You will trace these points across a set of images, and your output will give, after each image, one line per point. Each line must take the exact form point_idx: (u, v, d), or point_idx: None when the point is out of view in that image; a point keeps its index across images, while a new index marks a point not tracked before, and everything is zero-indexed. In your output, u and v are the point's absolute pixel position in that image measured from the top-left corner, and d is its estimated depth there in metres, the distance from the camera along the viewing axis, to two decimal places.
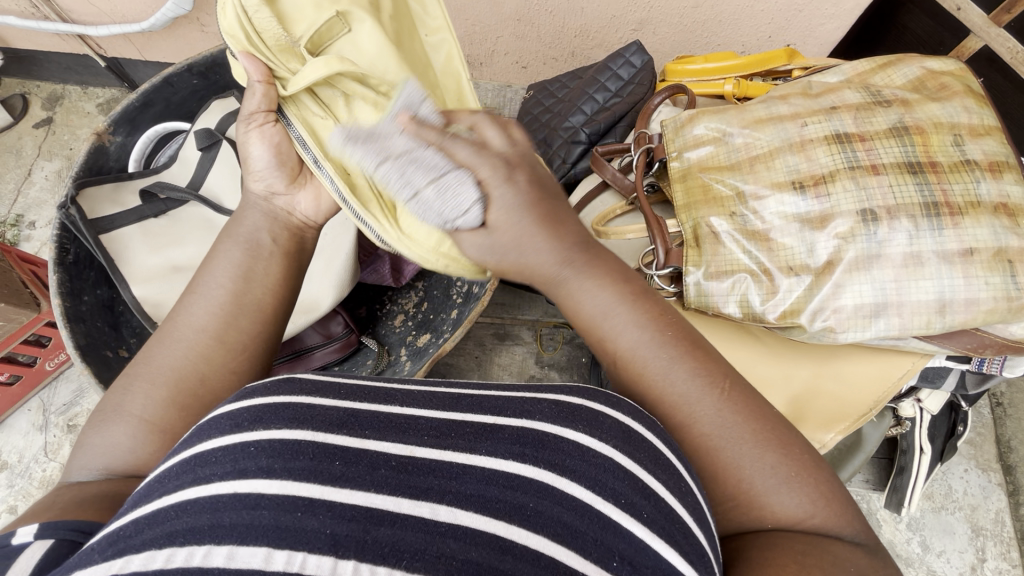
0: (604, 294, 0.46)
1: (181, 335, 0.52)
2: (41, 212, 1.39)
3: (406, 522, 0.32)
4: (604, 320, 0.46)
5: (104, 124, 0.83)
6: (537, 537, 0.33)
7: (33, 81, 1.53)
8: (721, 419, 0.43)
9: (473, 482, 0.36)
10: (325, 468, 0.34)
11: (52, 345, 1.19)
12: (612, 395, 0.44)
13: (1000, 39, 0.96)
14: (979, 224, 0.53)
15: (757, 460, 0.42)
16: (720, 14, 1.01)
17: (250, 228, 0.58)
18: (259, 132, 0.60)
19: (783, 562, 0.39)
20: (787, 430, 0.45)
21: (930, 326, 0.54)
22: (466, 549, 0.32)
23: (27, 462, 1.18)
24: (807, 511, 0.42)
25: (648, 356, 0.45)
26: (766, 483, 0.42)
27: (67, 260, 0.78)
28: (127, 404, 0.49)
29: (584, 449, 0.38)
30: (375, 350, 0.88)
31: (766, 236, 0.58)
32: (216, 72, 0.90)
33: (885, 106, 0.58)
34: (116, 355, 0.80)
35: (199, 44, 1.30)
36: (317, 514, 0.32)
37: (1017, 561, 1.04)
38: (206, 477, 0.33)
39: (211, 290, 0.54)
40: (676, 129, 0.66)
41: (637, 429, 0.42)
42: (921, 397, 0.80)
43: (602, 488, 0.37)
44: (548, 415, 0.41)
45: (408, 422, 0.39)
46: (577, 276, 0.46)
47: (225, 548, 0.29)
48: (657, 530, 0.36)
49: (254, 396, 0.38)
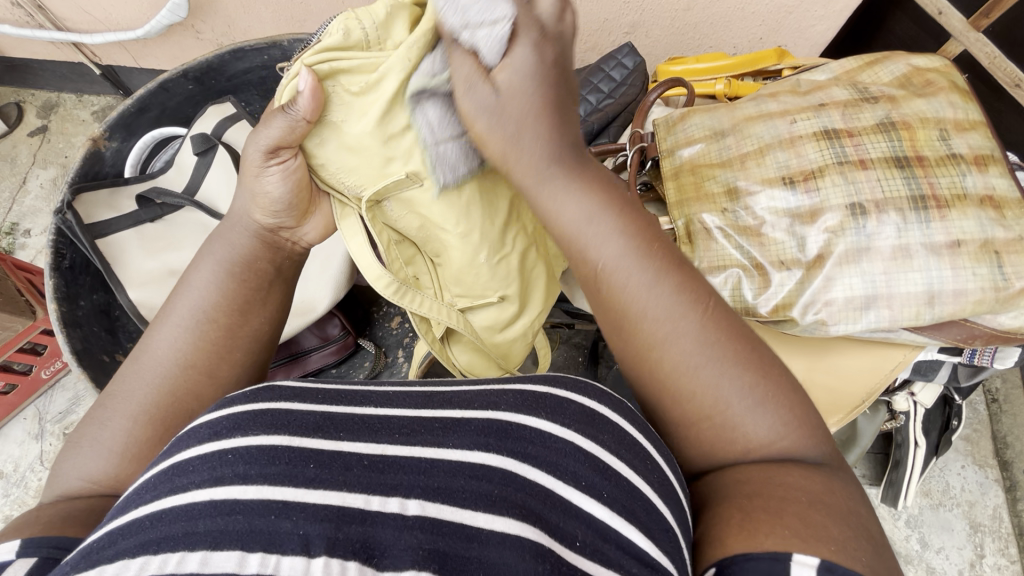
0: (582, 201, 0.43)
1: (162, 366, 0.49)
2: (36, 220, 1.39)
3: (376, 519, 0.33)
4: (582, 227, 0.43)
5: (100, 130, 0.84)
6: (503, 521, 0.34)
7: (28, 90, 1.54)
8: (699, 339, 0.42)
9: (441, 475, 0.36)
10: (300, 471, 0.35)
11: (48, 353, 1.19)
12: (580, 381, 0.46)
13: (979, 44, 0.97)
14: (966, 216, 0.53)
15: (729, 383, 0.42)
16: (711, 17, 1.02)
17: (238, 253, 0.53)
18: (282, 169, 0.52)
19: (727, 516, 0.39)
20: (765, 355, 0.44)
21: (918, 317, 0.54)
22: (433, 539, 0.33)
23: (23, 471, 1.17)
24: (778, 433, 0.41)
25: (629, 269, 0.43)
26: (740, 404, 0.42)
27: (62, 265, 0.77)
28: (105, 436, 0.47)
29: (544, 435, 0.40)
30: (371, 352, 0.89)
31: (758, 231, 0.59)
32: (211, 77, 0.89)
33: (872, 103, 0.59)
34: (113, 360, 0.81)
35: (194, 51, 1.30)
36: (290, 516, 0.32)
37: (1015, 556, 1.04)
38: (182, 486, 0.34)
39: (189, 318, 0.50)
40: (669, 127, 0.68)
41: (603, 414, 0.43)
42: (914, 390, 0.79)
43: (563, 472, 0.38)
44: (512, 404, 0.41)
45: (380, 421, 0.40)
46: (556, 178, 0.43)
47: (199, 555, 0.30)
48: (618, 509, 0.38)
49: (233, 405, 0.39)
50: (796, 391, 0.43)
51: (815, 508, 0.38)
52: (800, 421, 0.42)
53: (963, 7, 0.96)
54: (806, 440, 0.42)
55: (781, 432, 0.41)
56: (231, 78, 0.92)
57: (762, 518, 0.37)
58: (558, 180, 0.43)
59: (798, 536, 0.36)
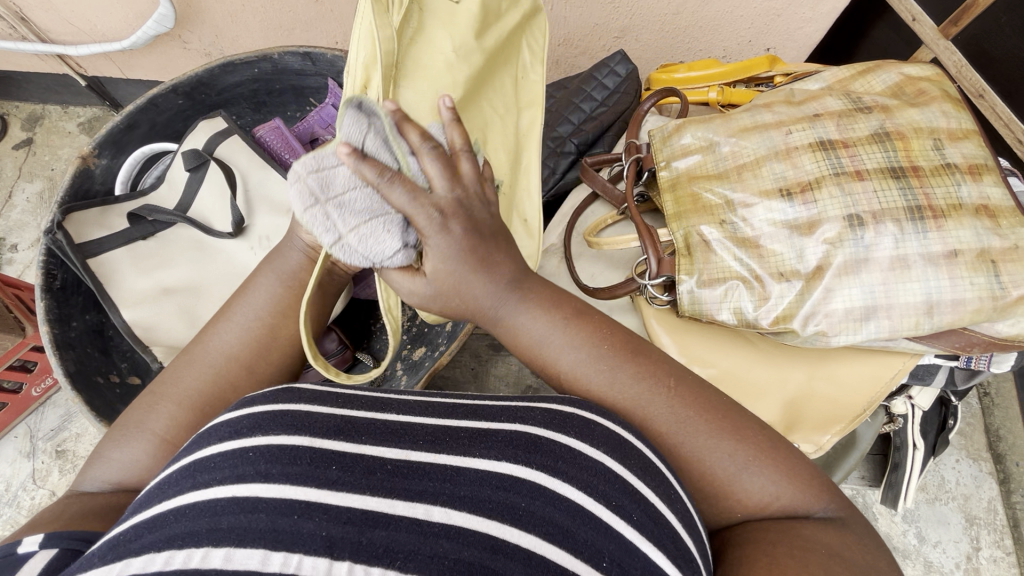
0: (541, 319, 0.49)
1: (210, 359, 0.52)
2: (23, 235, 1.37)
3: (399, 524, 0.33)
4: (545, 342, 0.49)
5: (89, 148, 0.82)
6: (530, 537, 0.34)
7: (11, 102, 1.51)
8: (674, 416, 0.46)
9: (466, 483, 0.36)
10: (323, 473, 0.35)
11: (38, 369, 1.17)
12: (605, 407, 0.46)
13: (947, 53, 0.95)
14: (962, 226, 0.54)
15: (716, 450, 0.45)
16: (700, 21, 1.03)
17: (292, 266, 0.57)
18: None
19: (751, 559, 0.40)
20: (739, 416, 0.46)
21: (918, 327, 0.55)
22: (458, 549, 0.32)
23: (15, 489, 1.15)
24: (772, 492, 0.44)
25: (591, 372, 0.47)
26: (728, 469, 0.44)
27: (54, 286, 0.77)
28: (150, 420, 0.50)
29: (575, 453, 0.39)
30: (370, 365, 0.88)
31: (757, 243, 0.59)
32: (201, 92, 0.88)
33: (866, 113, 0.60)
34: (108, 380, 0.79)
35: (182, 61, 1.28)
36: (313, 517, 0.32)
37: (1010, 548, 1.06)
38: (205, 483, 0.34)
39: (245, 318, 0.54)
40: (664, 138, 0.68)
41: (629, 439, 0.43)
42: (912, 394, 0.81)
43: (593, 490, 0.37)
44: (541, 420, 0.41)
45: (404, 428, 0.40)
46: (516, 304, 0.49)
47: (223, 550, 0.29)
48: (647, 534, 0.37)
49: (255, 406, 0.39)
50: (777, 441, 0.46)
51: (836, 560, 0.40)
52: (795, 477, 0.44)
53: (935, 15, 0.96)
54: (800, 489, 0.44)
55: (784, 485, 0.44)
56: (222, 92, 0.91)
57: (788, 564, 0.39)
58: (513, 304, 0.49)
59: None
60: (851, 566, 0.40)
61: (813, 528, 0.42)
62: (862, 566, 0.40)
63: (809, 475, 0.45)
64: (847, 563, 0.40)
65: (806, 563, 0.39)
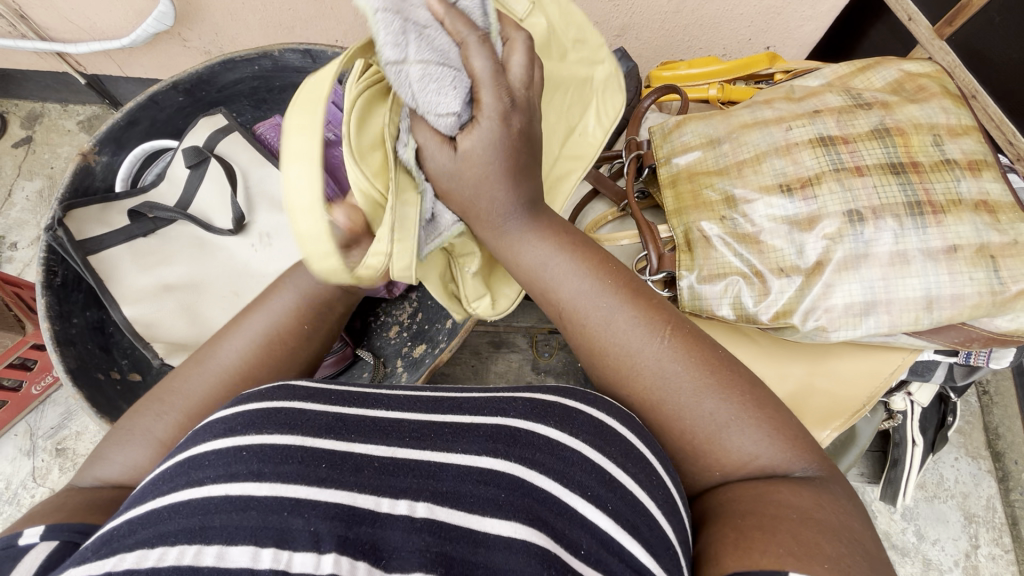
0: (541, 248, 0.50)
1: (222, 375, 0.51)
2: (23, 233, 1.37)
3: (386, 521, 0.33)
4: (543, 270, 0.50)
5: (89, 145, 0.82)
6: (511, 525, 0.34)
7: (11, 100, 1.51)
8: (665, 360, 0.47)
9: (450, 479, 0.37)
10: (312, 471, 0.35)
11: (38, 368, 1.17)
12: (589, 393, 0.46)
13: (942, 53, 0.95)
14: (961, 221, 0.54)
15: (699, 406, 0.45)
16: (701, 18, 1.03)
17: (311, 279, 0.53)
18: None
19: (724, 535, 0.41)
20: (735, 375, 0.47)
21: (918, 322, 0.55)
22: (439, 543, 0.33)
23: (16, 487, 1.15)
24: (755, 452, 0.44)
25: (589, 305, 0.49)
26: (716, 422, 0.45)
27: (54, 283, 0.77)
28: (156, 429, 0.49)
29: (553, 443, 0.39)
30: (370, 362, 0.88)
31: (757, 239, 0.60)
32: (201, 89, 0.88)
33: (866, 109, 0.60)
34: (108, 377, 0.79)
35: (182, 59, 1.28)
36: (302, 513, 0.32)
37: (1009, 545, 1.06)
38: (199, 480, 0.34)
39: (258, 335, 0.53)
40: (664, 134, 0.68)
41: (611, 424, 0.43)
42: (911, 390, 0.82)
43: (570, 481, 0.38)
44: (521, 412, 0.41)
45: (392, 425, 0.40)
46: (520, 230, 0.49)
47: (216, 548, 0.30)
48: (622, 522, 0.37)
49: (247, 403, 0.39)
50: (768, 401, 0.46)
51: (821, 525, 0.39)
52: (780, 437, 0.45)
53: (930, 15, 0.95)
54: (791, 453, 0.44)
55: (767, 445, 0.45)
56: (222, 89, 0.91)
57: (757, 535, 0.39)
58: (519, 230, 0.49)
59: (792, 552, 0.37)
60: (823, 528, 0.39)
61: (790, 490, 0.42)
62: (840, 529, 0.40)
63: (801, 449, 0.45)
64: (816, 523, 0.39)
65: (775, 530, 0.39)
